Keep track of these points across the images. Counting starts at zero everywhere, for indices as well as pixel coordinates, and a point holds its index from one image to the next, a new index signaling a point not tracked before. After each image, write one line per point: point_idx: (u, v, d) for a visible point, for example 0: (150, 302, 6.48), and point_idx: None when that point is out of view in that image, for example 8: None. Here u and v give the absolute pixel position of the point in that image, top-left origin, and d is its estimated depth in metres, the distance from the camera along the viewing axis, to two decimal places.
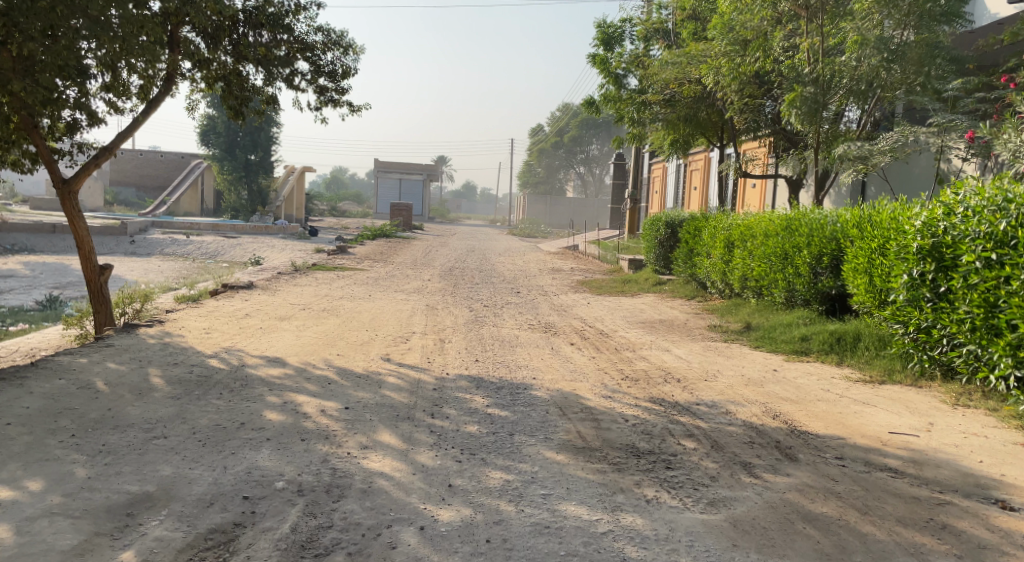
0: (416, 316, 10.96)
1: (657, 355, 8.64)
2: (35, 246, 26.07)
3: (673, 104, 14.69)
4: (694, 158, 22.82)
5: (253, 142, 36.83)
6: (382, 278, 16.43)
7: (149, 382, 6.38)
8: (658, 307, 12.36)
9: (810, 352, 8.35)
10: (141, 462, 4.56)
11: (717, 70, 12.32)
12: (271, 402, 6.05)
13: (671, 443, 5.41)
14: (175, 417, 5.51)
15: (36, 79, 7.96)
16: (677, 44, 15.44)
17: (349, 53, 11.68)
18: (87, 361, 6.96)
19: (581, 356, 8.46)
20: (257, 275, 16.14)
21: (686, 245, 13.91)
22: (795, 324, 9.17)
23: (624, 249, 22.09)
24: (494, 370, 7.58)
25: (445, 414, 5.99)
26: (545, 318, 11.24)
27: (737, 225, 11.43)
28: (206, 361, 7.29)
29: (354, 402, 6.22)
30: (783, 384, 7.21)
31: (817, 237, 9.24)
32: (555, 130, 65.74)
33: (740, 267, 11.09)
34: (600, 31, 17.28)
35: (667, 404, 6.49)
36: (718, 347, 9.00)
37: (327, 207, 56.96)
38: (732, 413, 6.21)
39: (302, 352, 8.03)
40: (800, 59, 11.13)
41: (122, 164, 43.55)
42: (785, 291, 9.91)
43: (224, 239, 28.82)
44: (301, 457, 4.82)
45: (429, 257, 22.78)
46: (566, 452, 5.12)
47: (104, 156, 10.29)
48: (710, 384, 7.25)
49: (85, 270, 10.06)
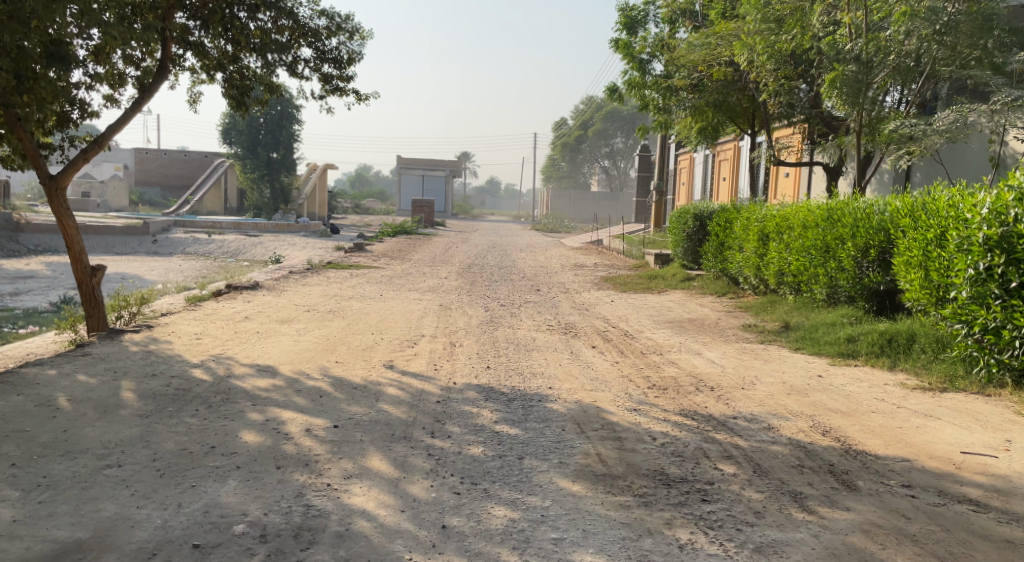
0: (427, 316, 10.26)
1: (687, 359, 7.85)
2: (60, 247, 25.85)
3: (701, 90, 13.90)
4: (723, 148, 21.89)
5: (276, 141, 36.60)
6: (398, 276, 15.76)
7: (118, 398, 5.75)
8: (687, 306, 11.52)
9: (858, 355, 7.49)
10: (81, 500, 3.94)
11: (750, 49, 11.36)
12: (252, 420, 5.35)
13: (706, 467, 4.63)
14: (137, 441, 4.87)
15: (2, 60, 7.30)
16: (704, 26, 14.60)
17: (355, 38, 11.00)
18: (57, 374, 6.37)
19: (603, 361, 7.70)
20: (269, 274, 15.56)
21: (717, 238, 13.06)
22: (840, 323, 8.31)
23: (650, 243, 21.23)
24: (506, 379, 6.83)
25: (446, 432, 5.26)
26: (564, 318, 10.48)
27: (773, 217, 10.59)
28: (189, 371, 6.62)
29: (345, 418, 5.49)
30: (831, 392, 6.38)
31: (863, 228, 8.38)
32: (578, 123, 64.81)
33: (776, 261, 10.26)
34: (623, 15, 16.45)
35: (700, 418, 5.69)
36: (754, 349, 8.19)
37: (351, 205, 56.59)
38: (776, 428, 5.40)
39: (296, 358, 7.35)
40: (840, 35, 10.20)
41: (146, 164, 43.30)
42: (826, 287, 9.05)
43: (245, 238, 28.40)
44: (270, 490, 4.12)
45: (448, 253, 22.09)
46: (584, 481, 4.36)
47: (94, 150, 9.69)
48: (748, 392, 6.46)
49: (76, 272, 9.43)
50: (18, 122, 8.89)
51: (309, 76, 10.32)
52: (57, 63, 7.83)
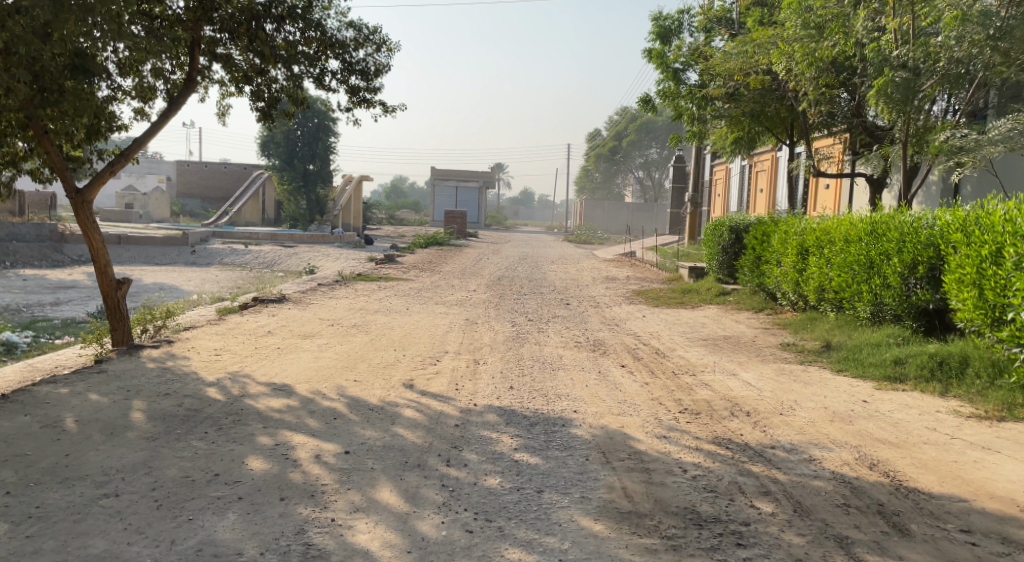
0: (452, 332, 9.98)
1: (721, 381, 7.45)
2: None
3: (737, 99, 13.53)
4: (761, 159, 21.38)
5: (312, 153, 36.85)
6: (426, 289, 15.52)
7: (127, 419, 5.55)
8: (722, 322, 11.09)
9: (906, 379, 7.05)
10: (71, 534, 3.80)
11: (790, 56, 10.93)
12: (261, 444, 5.11)
13: (741, 505, 4.27)
14: (140, 466, 4.66)
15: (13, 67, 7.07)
16: (741, 33, 14.20)
17: (382, 49, 10.78)
18: (68, 392, 6.20)
19: (632, 382, 7.33)
20: (298, 286, 15.42)
21: (754, 252, 12.62)
22: (885, 344, 7.86)
23: (684, 256, 20.74)
24: (529, 401, 6.51)
25: (462, 460, 4.96)
26: (593, 334, 10.14)
27: (813, 230, 10.16)
28: (202, 390, 6.40)
29: (358, 443, 5.22)
30: (877, 420, 5.96)
31: (910, 243, 7.95)
32: (613, 134, 64.38)
33: (817, 277, 9.82)
34: (656, 25, 16.10)
35: (735, 448, 5.32)
36: (793, 371, 7.77)
37: (385, 216, 56.79)
38: (818, 460, 5.02)
39: (314, 377, 7.10)
40: (885, 41, 9.75)
41: (187, 176, 43.87)
42: (870, 305, 8.60)
43: (280, 248, 28.50)
44: (271, 526, 3.91)
45: (480, 265, 21.84)
46: (606, 519, 4.06)
47: (120, 163, 9.57)
48: (788, 419, 6.06)
49: (102, 285, 9.30)
50: (45, 135, 8.75)
51: (337, 89, 10.11)
52: (81, 75, 7.82)
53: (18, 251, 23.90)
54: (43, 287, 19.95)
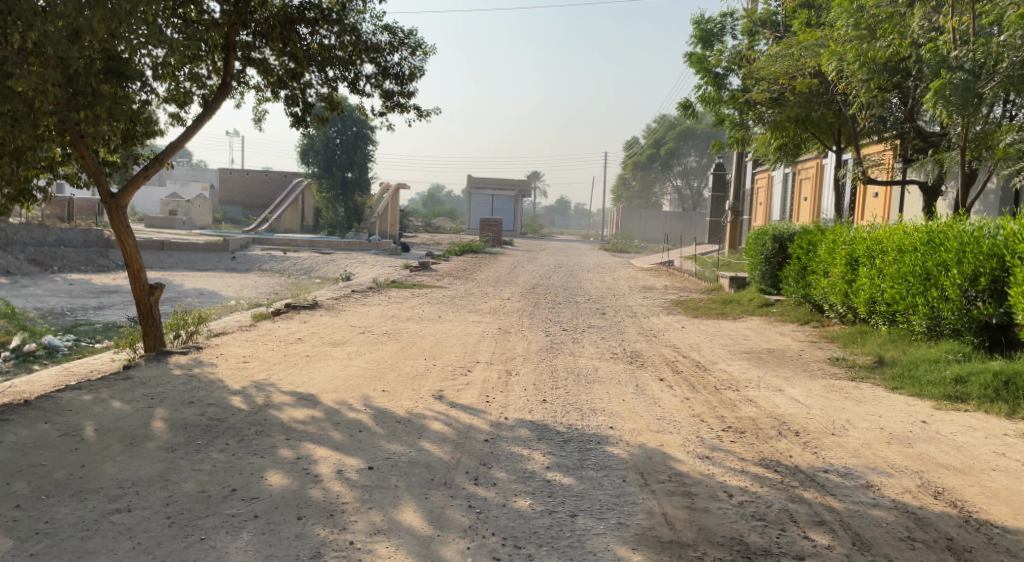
0: (485, 341, 9.71)
1: (766, 397, 7.07)
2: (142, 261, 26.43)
3: (782, 104, 13.09)
4: (805, 166, 20.84)
5: (350, 161, 36.95)
6: (460, 297, 15.29)
7: (147, 428, 5.35)
8: (765, 334, 10.66)
9: (968, 399, 6.65)
10: (77, 553, 3.61)
11: (840, 57, 10.50)
12: (282, 458, 4.89)
13: (794, 536, 3.95)
14: (156, 478, 4.45)
15: (42, 67, 6.86)
16: (786, 36, 13.76)
17: (418, 53, 10.58)
18: (92, 399, 6.03)
19: (672, 397, 6.99)
20: (332, 293, 15.30)
21: (799, 262, 12.18)
22: (944, 360, 7.47)
23: (724, 266, 20.24)
24: (563, 415, 6.20)
25: (492, 478, 4.69)
26: (630, 346, 9.79)
27: (864, 240, 9.73)
28: (226, 400, 6.19)
29: (383, 458, 4.97)
30: (938, 444, 5.58)
31: (971, 253, 7.57)
32: (652, 142, 63.85)
33: (867, 288, 9.39)
34: (697, 29, 15.74)
35: (785, 471, 4.98)
36: (844, 388, 7.36)
37: (423, 223, 56.96)
38: (876, 488, 4.68)
39: (341, 387, 6.88)
40: (943, 42, 9.27)
41: (229, 184, 44.36)
42: (926, 319, 8.16)
43: (318, 255, 28.54)
44: (287, 548, 3.70)
45: (515, 273, 21.58)
46: (645, 549, 3.78)
47: (154, 167, 9.38)
48: (840, 440, 5.70)
49: (134, 290, 9.16)
50: (81, 139, 8.64)
51: (372, 94, 9.90)
52: (114, 77, 7.65)
53: (66, 255, 24.21)
54: (87, 291, 20.15)
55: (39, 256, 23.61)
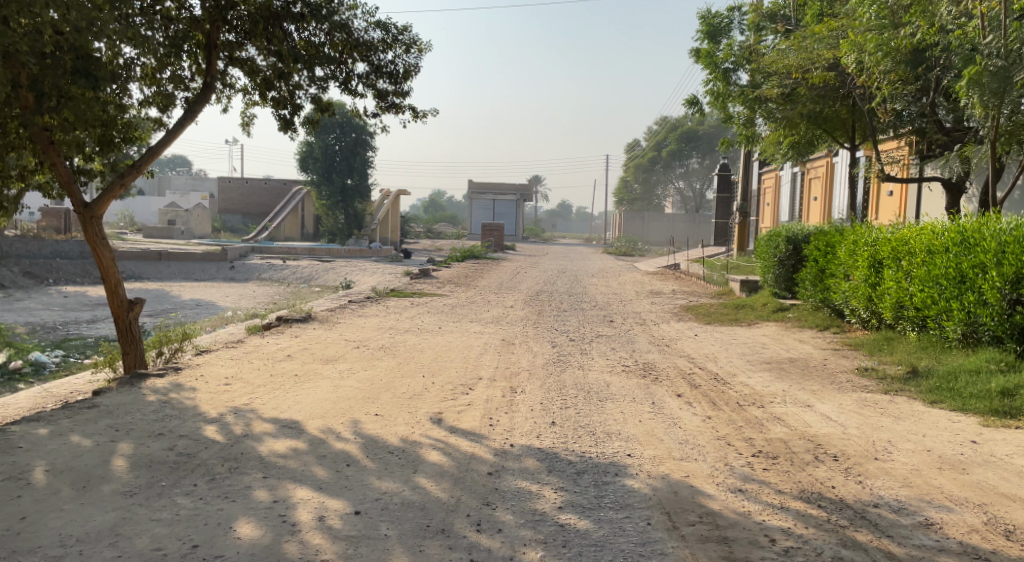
0: (486, 354, 9.08)
1: (796, 414, 6.45)
2: (144, 273, 25.32)
3: (794, 99, 12.46)
4: (815, 164, 20.24)
5: (349, 167, 36.32)
6: (460, 306, 14.62)
7: (106, 467, 4.74)
8: (784, 342, 10.02)
9: (1018, 415, 6.04)
10: None
11: (860, 48, 9.92)
12: (258, 500, 4.30)
13: None
14: (106, 531, 3.85)
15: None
16: (797, 29, 13.17)
17: (412, 50, 9.98)
18: (49, 433, 5.41)
19: (692, 416, 6.38)
20: (329, 302, 14.65)
21: (816, 264, 11.56)
22: (985, 370, 6.85)
23: (734, 268, 19.60)
24: (575, 441, 5.58)
25: (497, 522, 4.09)
26: (643, 357, 9.16)
27: (890, 240, 9.10)
28: (199, 430, 5.57)
29: (371, 499, 4.35)
30: (997, 469, 4.98)
31: (1011, 254, 7.00)
32: (654, 143, 63.49)
33: (893, 291, 8.79)
34: (704, 23, 15.17)
35: (831, 506, 4.38)
36: (879, 403, 6.74)
37: (425, 230, 56.23)
38: (937, 527, 4.12)
39: (330, 411, 6.26)
40: (972, 29, 8.66)
41: (228, 193, 43.68)
42: (961, 325, 7.55)
43: (318, 263, 27.93)
44: None
45: (518, 280, 20.87)
46: None
47: (131, 175, 8.52)
48: (885, 465, 5.10)
49: (112, 305, 8.53)
50: (50, 145, 7.72)
51: (365, 94, 9.28)
52: (82, 78, 6.73)
53: (60, 267, 23.60)
54: (82, 303, 19.54)
55: (34, 268, 23.03)
